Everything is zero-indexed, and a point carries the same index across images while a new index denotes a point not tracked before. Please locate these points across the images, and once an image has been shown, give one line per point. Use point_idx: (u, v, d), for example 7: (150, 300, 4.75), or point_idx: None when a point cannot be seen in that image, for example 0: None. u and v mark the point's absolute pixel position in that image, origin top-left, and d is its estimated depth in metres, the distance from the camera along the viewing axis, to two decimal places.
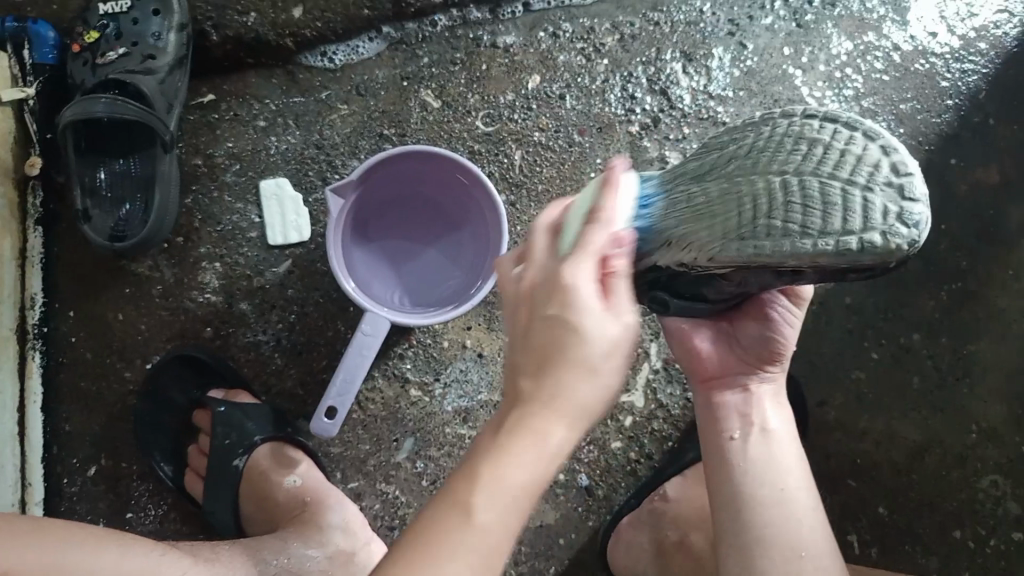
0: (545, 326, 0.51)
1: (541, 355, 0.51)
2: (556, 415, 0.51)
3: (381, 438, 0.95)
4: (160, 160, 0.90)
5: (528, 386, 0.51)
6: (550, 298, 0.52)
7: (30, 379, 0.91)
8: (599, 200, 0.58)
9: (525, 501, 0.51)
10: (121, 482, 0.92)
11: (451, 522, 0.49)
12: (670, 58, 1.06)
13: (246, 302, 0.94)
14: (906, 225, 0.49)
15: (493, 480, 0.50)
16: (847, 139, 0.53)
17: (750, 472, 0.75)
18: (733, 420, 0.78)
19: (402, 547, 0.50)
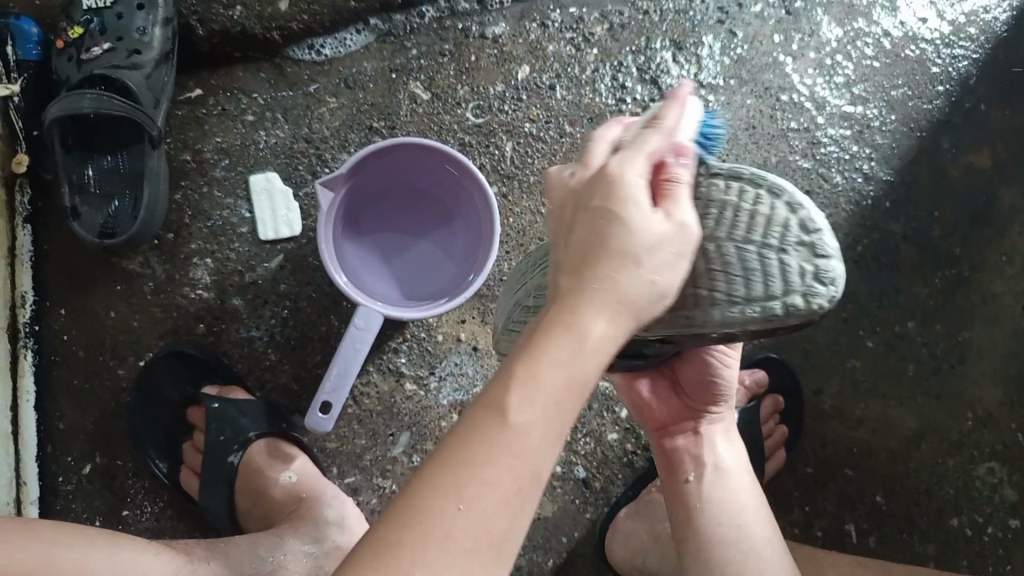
0: (585, 236, 0.48)
1: (595, 245, 0.47)
2: (596, 298, 0.46)
3: (376, 433, 0.95)
4: (148, 156, 0.89)
5: (566, 282, 0.47)
6: (594, 194, 0.48)
7: (22, 378, 0.90)
8: (661, 113, 0.52)
9: (573, 389, 0.45)
10: (115, 480, 0.91)
11: (485, 424, 0.44)
12: (659, 46, 1.05)
13: (238, 298, 0.94)
14: (825, 284, 0.48)
15: (539, 377, 0.44)
16: (753, 201, 0.50)
17: (707, 511, 0.77)
18: (687, 462, 0.80)
19: (435, 466, 0.44)
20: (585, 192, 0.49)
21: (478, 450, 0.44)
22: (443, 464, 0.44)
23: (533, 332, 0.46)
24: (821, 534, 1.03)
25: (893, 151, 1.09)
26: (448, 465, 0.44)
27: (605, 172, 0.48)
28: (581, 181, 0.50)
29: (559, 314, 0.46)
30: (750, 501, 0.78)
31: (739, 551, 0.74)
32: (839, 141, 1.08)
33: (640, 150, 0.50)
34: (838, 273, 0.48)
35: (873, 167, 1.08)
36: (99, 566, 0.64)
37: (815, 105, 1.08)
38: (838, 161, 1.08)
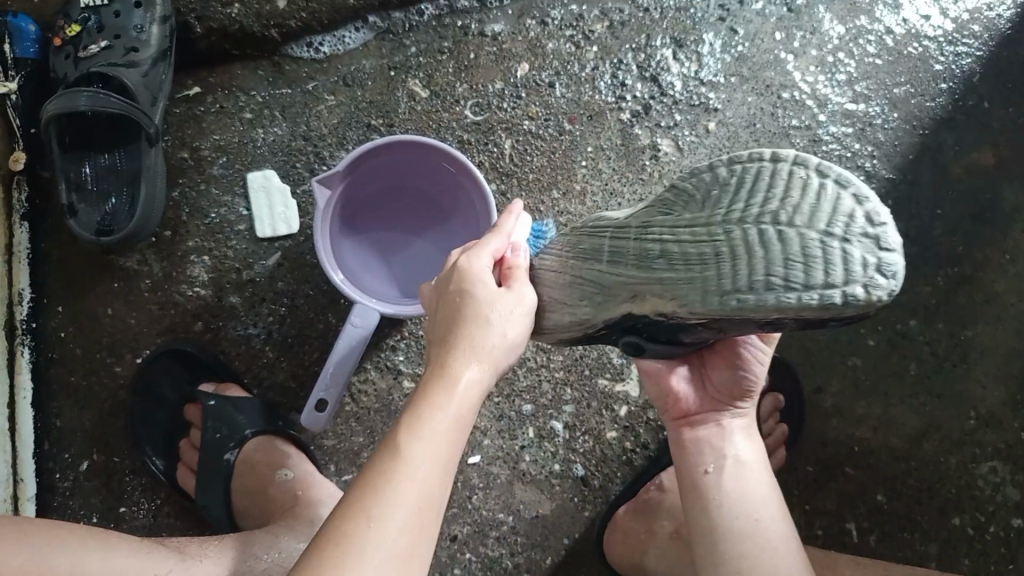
0: (456, 296, 0.62)
1: (450, 315, 0.62)
2: (464, 352, 0.59)
3: (374, 431, 0.94)
4: (146, 154, 0.89)
5: (443, 347, 0.60)
6: (452, 282, 0.64)
7: (19, 375, 0.90)
8: (501, 221, 0.72)
9: (451, 434, 0.56)
10: (113, 477, 0.91)
11: (383, 469, 0.53)
12: (660, 44, 1.05)
13: (235, 295, 0.93)
14: (884, 275, 0.48)
15: (421, 429, 0.55)
16: (818, 193, 0.51)
17: (728, 502, 0.75)
18: (707, 454, 0.78)
19: (346, 503, 0.53)
20: (440, 286, 0.66)
21: (379, 492, 0.52)
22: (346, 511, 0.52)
23: (414, 402, 0.57)
24: (823, 534, 1.02)
25: (896, 149, 1.08)
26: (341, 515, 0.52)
27: (456, 274, 0.64)
28: (441, 281, 0.66)
29: (431, 380, 0.58)
30: (770, 497, 0.77)
31: (754, 543, 0.73)
32: (841, 139, 1.07)
33: (487, 247, 0.67)
34: (899, 266, 0.49)
35: (875, 165, 1.08)
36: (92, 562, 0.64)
37: (817, 102, 1.07)
38: (839, 159, 1.07)
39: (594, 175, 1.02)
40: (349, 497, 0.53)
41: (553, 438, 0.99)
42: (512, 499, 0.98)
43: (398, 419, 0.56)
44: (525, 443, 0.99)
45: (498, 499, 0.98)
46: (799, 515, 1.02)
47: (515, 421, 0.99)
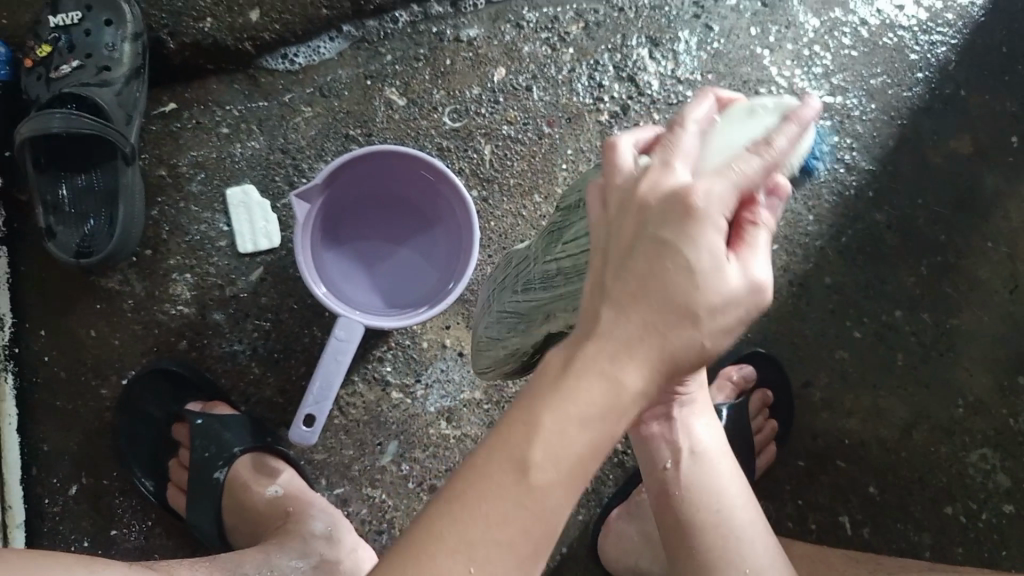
0: (663, 221, 0.44)
1: (643, 267, 0.44)
2: (646, 349, 0.44)
3: (364, 442, 0.94)
4: (122, 172, 0.89)
5: (607, 323, 0.45)
6: (667, 216, 0.44)
7: (3, 402, 0.88)
8: (777, 132, 0.46)
9: (595, 440, 0.45)
10: (103, 500, 0.90)
11: (521, 469, 0.44)
12: (636, 43, 1.05)
13: (219, 312, 0.93)
14: None
15: (566, 428, 0.44)
16: None
17: (695, 494, 0.74)
18: (665, 449, 0.75)
19: (455, 491, 0.46)
20: (617, 192, 0.47)
21: (502, 498, 0.44)
22: (458, 506, 0.45)
23: (567, 378, 0.45)
24: (816, 527, 1.02)
25: (874, 140, 1.09)
26: (451, 516, 0.45)
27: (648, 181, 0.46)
28: (619, 182, 0.47)
29: (593, 352, 0.44)
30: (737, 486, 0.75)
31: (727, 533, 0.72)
32: (819, 132, 1.08)
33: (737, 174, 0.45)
34: None
35: (854, 156, 1.08)
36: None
37: (795, 96, 1.07)
38: (819, 152, 1.07)
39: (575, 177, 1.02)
40: (465, 479, 0.46)
41: None
42: None
43: (542, 396, 0.45)
44: None
45: None
46: (792, 509, 1.02)
47: None
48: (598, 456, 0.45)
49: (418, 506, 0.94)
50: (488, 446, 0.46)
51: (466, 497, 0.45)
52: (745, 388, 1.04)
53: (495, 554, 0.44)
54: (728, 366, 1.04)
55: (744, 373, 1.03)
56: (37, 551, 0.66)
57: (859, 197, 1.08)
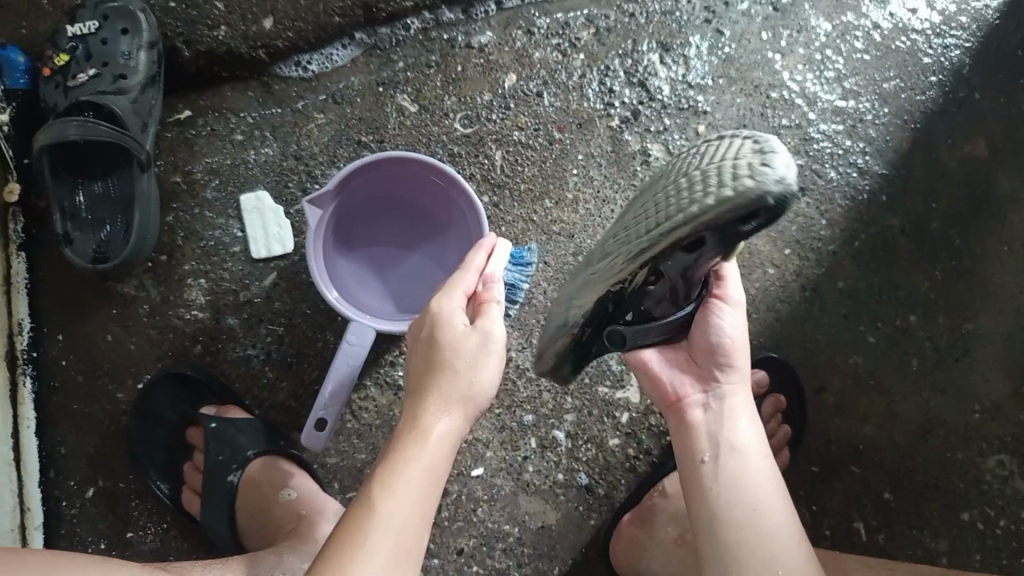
0: (433, 331, 0.71)
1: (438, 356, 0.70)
2: (441, 401, 0.68)
3: (377, 447, 0.95)
4: (138, 180, 0.89)
5: (416, 394, 0.69)
6: (433, 331, 0.71)
7: (22, 405, 0.90)
8: (471, 260, 0.77)
9: (434, 459, 0.66)
10: (119, 503, 0.91)
11: (360, 517, 0.62)
12: (647, 48, 1.05)
13: (233, 317, 0.94)
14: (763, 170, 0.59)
15: (412, 462, 0.65)
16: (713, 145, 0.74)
17: (730, 493, 0.73)
18: (701, 440, 0.76)
19: (330, 560, 0.60)
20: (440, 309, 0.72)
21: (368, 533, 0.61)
22: (336, 547, 0.61)
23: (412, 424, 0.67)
24: (831, 534, 1.02)
25: (887, 143, 1.08)
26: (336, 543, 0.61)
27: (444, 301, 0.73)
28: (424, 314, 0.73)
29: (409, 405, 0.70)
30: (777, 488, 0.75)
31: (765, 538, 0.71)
32: (831, 136, 1.07)
33: (460, 288, 0.75)
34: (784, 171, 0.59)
35: (868, 160, 1.08)
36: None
37: (807, 101, 1.07)
38: (831, 157, 1.07)
39: (586, 182, 1.02)
40: (336, 550, 0.60)
41: (556, 447, 0.99)
42: (517, 511, 0.98)
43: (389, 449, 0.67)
44: (528, 453, 0.99)
45: (503, 511, 0.98)
46: (805, 515, 1.02)
47: (517, 431, 0.99)
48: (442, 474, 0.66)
49: None
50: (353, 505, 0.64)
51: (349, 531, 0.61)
52: (758, 393, 1.03)
53: None
54: None
55: (756, 378, 1.02)
56: (53, 551, 0.67)
57: (873, 201, 1.07)
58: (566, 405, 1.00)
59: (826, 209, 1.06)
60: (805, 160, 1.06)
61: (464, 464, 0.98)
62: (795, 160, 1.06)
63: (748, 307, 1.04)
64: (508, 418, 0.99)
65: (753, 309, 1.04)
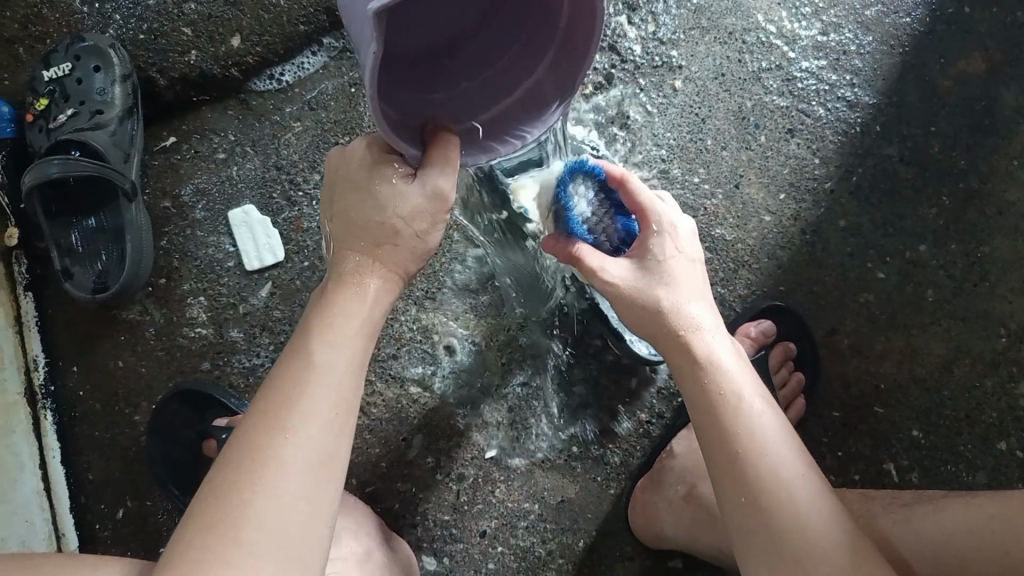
0: (408, 215, 0.66)
1: (385, 244, 0.66)
2: (385, 257, 0.67)
3: (389, 440, 0.99)
4: (126, 210, 0.93)
5: (361, 262, 0.67)
6: (400, 209, 0.65)
7: (46, 437, 0.94)
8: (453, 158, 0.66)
9: (340, 381, 0.62)
10: (149, 520, 0.94)
11: (237, 495, 0.57)
12: (613, 11, 1.03)
13: (236, 330, 0.96)
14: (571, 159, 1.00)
15: (325, 363, 0.63)
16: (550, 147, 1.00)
17: (714, 450, 0.69)
18: (686, 385, 0.73)
19: (239, 450, 0.59)
20: (355, 187, 0.66)
21: (254, 501, 0.57)
22: (183, 550, 0.56)
23: (326, 300, 0.66)
24: (860, 479, 0.99)
25: (876, 72, 1.05)
26: (200, 540, 0.55)
27: (375, 183, 0.65)
28: (332, 185, 0.69)
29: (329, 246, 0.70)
30: (780, 434, 0.68)
31: (777, 508, 0.64)
32: (816, 73, 1.04)
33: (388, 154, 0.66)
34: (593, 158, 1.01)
35: (856, 93, 1.04)
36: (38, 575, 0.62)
37: (786, 40, 1.04)
38: (818, 94, 1.04)
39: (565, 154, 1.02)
40: (240, 452, 0.59)
41: (567, 420, 1.00)
42: (535, 486, 0.99)
43: (283, 379, 0.62)
44: (540, 430, 1.00)
45: (521, 489, 0.99)
46: (830, 462, 0.99)
47: (526, 409, 1.00)
48: (352, 401, 0.63)
49: (450, 496, 0.99)
50: (227, 445, 0.61)
51: (206, 511, 0.57)
52: (767, 344, 1.00)
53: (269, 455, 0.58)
54: (745, 324, 1.00)
55: (762, 329, 0.99)
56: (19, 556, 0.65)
57: (867, 133, 1.04)
58: (572, 378, 1.01)
59: (818, 147, 1.03)
60: (790, 101, 1.04)
61: (477, 448, 0.99)
62: (779, 102, 1.04)
63: (748, 258, 1.02)
64: (516, 397, 1.00)
65: (753, 260, 1.02)
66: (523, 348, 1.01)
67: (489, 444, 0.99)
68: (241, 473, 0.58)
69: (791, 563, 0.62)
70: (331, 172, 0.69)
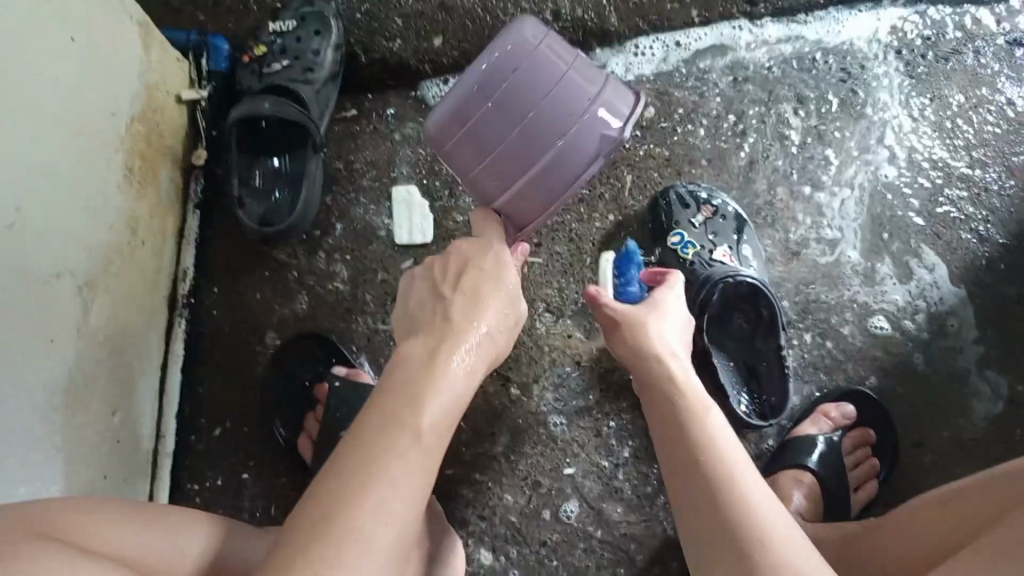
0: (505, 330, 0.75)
1: (494, 344, 0.73)
2: (485, 352, 0.71)
3: (480, 430, 1.05)
4: (309, 160, 1.01)
5: (469, 344, 0.69)
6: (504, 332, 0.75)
7: (173, 343, 1.00)
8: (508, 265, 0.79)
9: (430, 456, 0.60)
10: (244, 443, 0.99)
11: (351, 490, 0.55)
12: (783, 100, 1.13)
13: (371, 293, 1.03)
14: (719, 214, 1.07)
15: (425, 423, 0.61)
16: (706, 201, 1.07)
17: (687, 473, 0.68)
18: (678, 446, 0.70)
19: (315, 504, 0.55)
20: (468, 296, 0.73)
21: (321, 553, 0.52)
22: (293, 558, 0.52)
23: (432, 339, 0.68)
24: None
25: (1012, 215, 1.10)
26: (318, 539, 0.53)
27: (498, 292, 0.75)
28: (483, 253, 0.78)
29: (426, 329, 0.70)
30: (763, 491, 0.64)
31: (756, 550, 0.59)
32: (956, 202, 1.10)
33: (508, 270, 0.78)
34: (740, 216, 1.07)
35: (990, 230, 1.10)
36: (98, 527, 0.62)
37: (934, 167, 1.11)
38: (953, 221, 1.10)
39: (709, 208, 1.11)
40: (313, 508, 0.55)
41: (648, 460, 1.04)
42: (601, 514, 1.02)
43: (396, 401, 0.62)
44: (620, 462, 1.03)
45: (588, 514, 1.02)
46: None
47: (612, 439, 1.04)
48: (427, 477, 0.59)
49: (520, 501, 1.03)
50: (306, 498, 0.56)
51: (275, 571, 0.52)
52: (844, 429, 1.02)
53: (347, 509, 0.54)
54: (828, 405, 1.04)
55: (844, 412, 1.03)
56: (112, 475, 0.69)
57: (992, 269, 1.08)
58: None
59: (944, 270, 1.08)
60: (926, 221, 1.10)
61: (558, 463, 1.03)
62: (914, 220, 1.10)
63: (856, 353, 1.06)
64: (604, 426, 1.04)
65: (858, 358, 1.07)
66: (623, 380, 1.06)
67: (569, 462, 1.04)
68: (313, 527, 0.53)
69: (756, 549, 0.59)
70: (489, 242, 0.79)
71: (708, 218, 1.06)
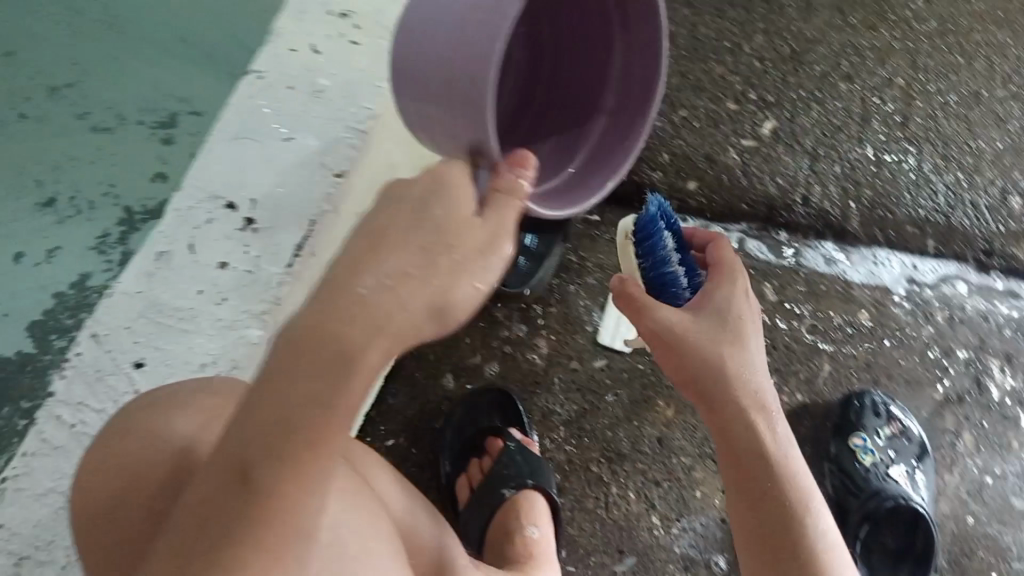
0: (471, 238, 0.60)
1: (446, 299, 0.58)
2: (415, 264, 0.57)
3: (610, 543, 1.07)
4: (552, 245, 1.12)
5: (423, 293, 0.57)
6: (457, 238, 0.59)
7: (384, 352, 1.11)
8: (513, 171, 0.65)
9: (343, 408, 0.55)
10: (411, 459, 1.10)
11: (272, 496, 0.53)
12: (993, 354, 1.16)
13: (561, 378, 1.13)
14: (905, 434, 1.12)
15: (355, 372, 0.55)
16: (898, 419, 1.12)
17: (766, 542, 0.77)
18: (758, 503, 0.79)
19: (256, 495, 0.53)
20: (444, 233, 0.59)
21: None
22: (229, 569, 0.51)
23: (357, 256, 0.58)
24: None
25: None
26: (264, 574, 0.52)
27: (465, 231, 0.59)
28: (450, 184, 0.61)
29: (411, 255, 0.57)
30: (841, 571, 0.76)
31: None
32: None
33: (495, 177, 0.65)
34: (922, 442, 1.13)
35: None
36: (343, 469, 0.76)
37: None
38: None
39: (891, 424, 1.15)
40: (257, 498, 0.52)
41: None
42: None
43: (306, 329, 0.55)
44: None
45: None
46: None
47: None
48: (338, 434, 0.55)
49: None
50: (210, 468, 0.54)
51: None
52: None
53: (247, 483, 0.53)
54: None
55: None
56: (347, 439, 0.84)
57: None
58: None
59: None
60: None
61: None
62: None
63: None
64: None
65: None
66: None
67: None
68: (257, 524, 0.52)
69: None
70: (459, 173, 0.62)
71: (893, 433, 1.12)
